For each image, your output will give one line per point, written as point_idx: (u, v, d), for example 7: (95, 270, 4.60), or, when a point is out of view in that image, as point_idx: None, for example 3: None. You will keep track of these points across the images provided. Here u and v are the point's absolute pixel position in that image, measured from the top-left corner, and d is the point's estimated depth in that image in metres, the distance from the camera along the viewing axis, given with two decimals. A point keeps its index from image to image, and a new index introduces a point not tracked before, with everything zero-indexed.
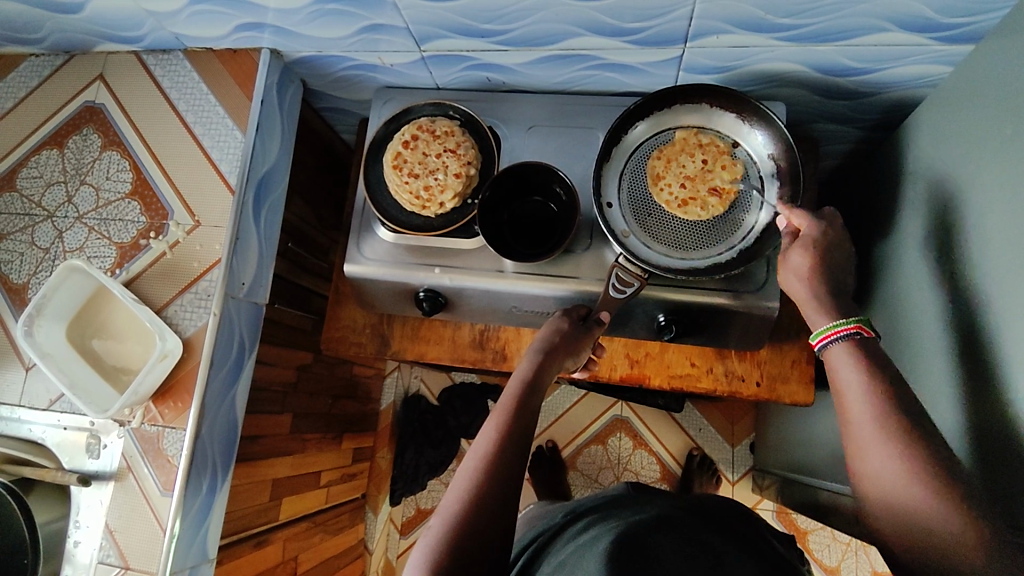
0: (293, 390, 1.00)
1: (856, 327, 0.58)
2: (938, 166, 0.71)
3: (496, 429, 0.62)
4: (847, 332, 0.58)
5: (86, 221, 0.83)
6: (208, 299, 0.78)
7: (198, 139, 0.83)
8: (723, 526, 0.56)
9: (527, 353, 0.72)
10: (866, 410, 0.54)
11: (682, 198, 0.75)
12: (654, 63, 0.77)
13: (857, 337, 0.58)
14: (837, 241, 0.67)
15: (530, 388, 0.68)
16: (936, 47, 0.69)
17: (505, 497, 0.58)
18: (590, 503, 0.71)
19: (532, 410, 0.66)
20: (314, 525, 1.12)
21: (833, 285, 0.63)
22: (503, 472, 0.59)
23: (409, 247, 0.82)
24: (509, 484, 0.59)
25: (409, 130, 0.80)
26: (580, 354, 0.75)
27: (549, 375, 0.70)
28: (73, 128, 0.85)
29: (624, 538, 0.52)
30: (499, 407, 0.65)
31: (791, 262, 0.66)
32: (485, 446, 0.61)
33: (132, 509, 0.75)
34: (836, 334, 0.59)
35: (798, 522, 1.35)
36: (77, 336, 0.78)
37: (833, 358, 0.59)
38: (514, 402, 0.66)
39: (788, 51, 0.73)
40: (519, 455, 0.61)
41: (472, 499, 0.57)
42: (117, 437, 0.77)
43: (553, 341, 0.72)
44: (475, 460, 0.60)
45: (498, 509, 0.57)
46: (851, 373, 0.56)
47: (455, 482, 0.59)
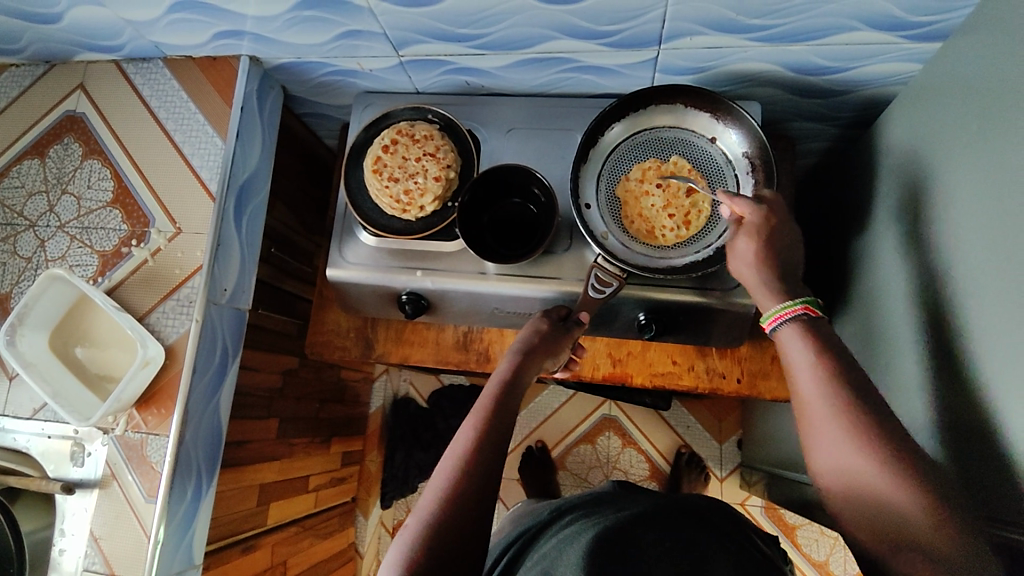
0: (279, 395, 1.01)
1: (805, 308, 0.60)
2: (910, 162, 0.72)
3: (474, 430, 0.63)
4: (793, 313, 0.60)
5: (68, 230, 0.83)
6: (190, 305, 0.78)
7: (179, 146, 0.83)
8: (703, 515, 0.57)
9: (507, 354, 0.73)
10: (812, 385, 0.56)
11: (638, 198, 0.77)
12: (629, 65, 0.78)
13: (803, 317, 0.60)
14: (789, 228, 0.66)
15: (510, 388, 0.68)
16: (907, 45, 0.70)
17: (483, 496, 0.58)
18: (575, 499, 0.72)
19: (511, 411, 0.67)
20: (303, 529, 1.12)
21: (781, 268, 0.63)
22: (481, 471, 0.59)
23: (391, 251, 0.83)
24: (488, 481, 0.59)
25: (388, 135, 0.81)
26: (560, 353, 0.75)
27: (529, 376, 0.71)
28: (54, 138, 0.86)
29: (605, 537, 0.53)
30: (477, 407, 0.66)
31: (739, 250, 0.66)
32: (462, 446, 0.61)
33: (116, 516, 0.75)
34: (793, 313, 0.60)
35: (786, 518, 1.36)
36: (60, 344, 0.78)
37: (783, 339, 0.61)
38: (493, 403, 0.66)
39: (761, 51, 0.74)
40: (498, 456, 0.62)
41: (449, 500, 0.57)
42: (100, 444, 0.77)
43: (533, 342, 0.73)
44: (454, 460, 0.60)
45: (476, 505, 0.57)
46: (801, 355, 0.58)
47: (432, 483, 0.59)
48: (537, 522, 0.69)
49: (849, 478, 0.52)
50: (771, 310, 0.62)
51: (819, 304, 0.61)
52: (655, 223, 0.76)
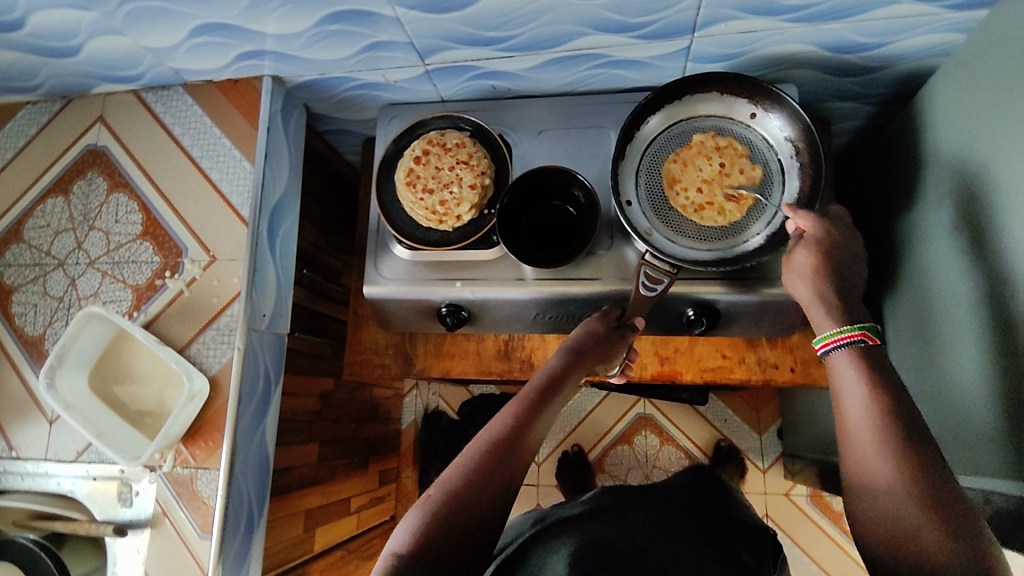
0: (318, 419, 0.99)
1: (855, 333, 0.60)
2: (961, 135, 0.70)
3: (509, 419, 0.61)
4: (851, 338, 0.60)
5: (99, 267, 0.81)
6: (231, 334, 0.76)
7: (206, 173, 0.81)
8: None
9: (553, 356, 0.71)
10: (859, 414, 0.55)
11: (701, 151, 0.75)
12: (661, 56, 0.76)
13: (860, 344, 0.59)
14: (850, 248, 0.68)
15: (550, 388, 0.67)
16: (950, 15, 0.68)
17: (513, 477, 0.56)
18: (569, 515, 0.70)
19: (547, 407, 0.65)
20: (348, 552, 1.10)
21: (838, 283, 0.64)
22: (511, 456, 0.57)
23: (427, 263, 0.81)
24: (517, 467, 0.57)
25: (419, 145, 0.79)
26: (612, 357, 0.73)
27: (571, 378, 0.69)
28: (77, 173, 0.84)
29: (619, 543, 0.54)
30: (519, 398, 0.64)
31: (796, 261, 0.67)
32: (498, 427, 0.60)
33: (170, 555, 0.73)
34: (841, 339, 0.60)
35: (834, 505, 1.34)
36: (99, 384, 0.76)
37: (835, 366, 0.60)
38: (531, 398, 0.64)
39: (797, 32, 0.72)
40: (528, 446, 0.60)
41: (474, 474, 0.55)
42: (149, 482, 0.75)
43: (585, 343, 0.71)
44: (482, 441, 0.59)
45: (502, 484, 0.55)
46: (852, 384, 0.57)
47: (456, 460, 0.57)
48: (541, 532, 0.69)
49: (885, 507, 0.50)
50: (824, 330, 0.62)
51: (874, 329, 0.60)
52: (682, 177, 0.75)
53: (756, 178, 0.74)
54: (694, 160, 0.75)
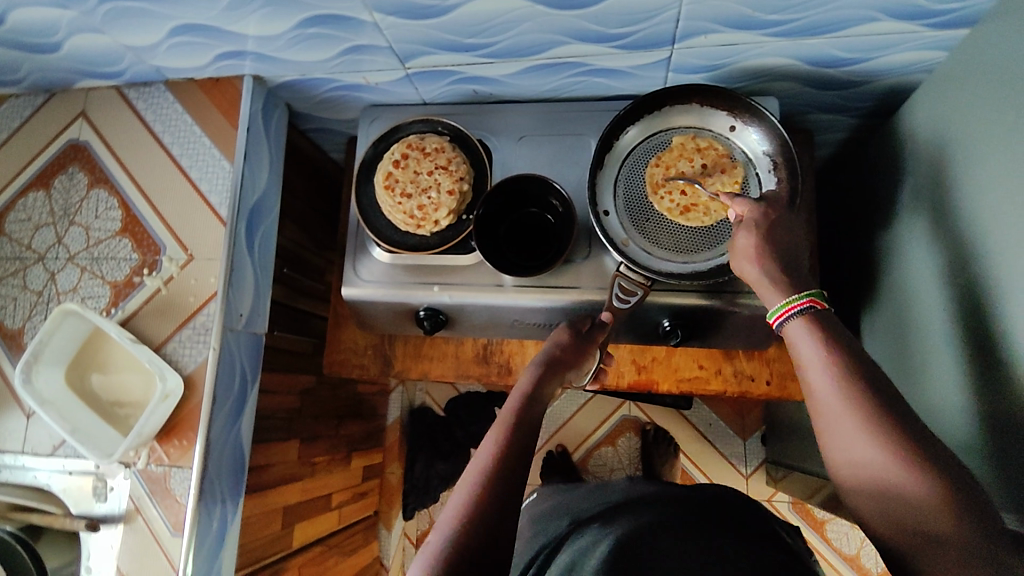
0: (298, 416, 0.99)
1: (808, 301, 0.57)
2: (939, 153, 0.70)
3: (496, 443, 0.58)
4: (801, 306, 0.56)
5: (78, 262, 0.82)
6: (207, 333, 0.77)
7: (186, 172, 0.81)
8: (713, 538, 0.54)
9: (527, 368, 0.69)
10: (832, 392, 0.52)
11: (683, 153, 0.75)
12: (642, 66, 0.76)
13: (812, 310, 0.56)
14: (792, 225, 0.64)
15: (530, 399, 0.64)
16: (929, 33, 0.68)
17: (510, 508, 0.53)
18: (591, 509, 0.68)
19: (533, 420, 0.62)
20: (328, 547, 1.11)
21: (785, 262, 0.60)
22: (505, 485, 0.54)
23: (406, 267, 0.82)
24: (515, 495, 0.54)
25: (399, 149, 0.79)
26: (582, 366, 0.73)
27: (549, 387, 0.67)
28: (58, 168, 0.84)
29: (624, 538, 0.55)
30: (501, 418, 0.61)
31: (739, 245, 0.62)
32: (486, 455, 0.56)
33: (142, 550, 0.74)
34: (793, 309, 0.57)
35: (813, 512, 1.34)
36: (76, 379, 0.76)
37: (792, 335, 0.57)
38: (513, 413, 0.62)
39: (777, 46, 0.72)
40: (523, 469, 0.56)
41: (474, 516, 0.51)
42: (123, 479, 0.76)
43: (557, 355, 0.70)
44: (476, 474, 0.54)
45: (503, 520, 0.52)
46: (815, 357, 0.54)
47: (451, 499, 0.53)
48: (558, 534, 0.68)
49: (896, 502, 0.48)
50: (774, 305, 0.59)
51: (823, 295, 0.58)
52: (666, 182, 0.75)
53: (737, 178, 0.74)
54: (677, 162, 0.75)
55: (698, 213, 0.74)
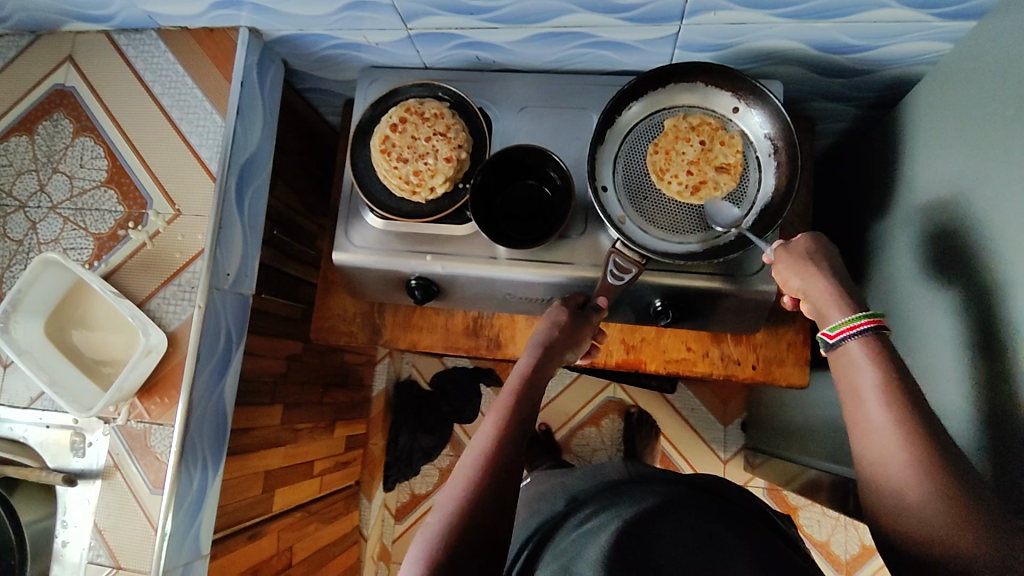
0: (283, 381, 0.98)
1: (873, 320, 0.57)
2: (941, 145, 0.70)
3: (494, 427, 0.60)
4: (868, 324, 0.57)
5: (61, 211, 0.79)
6: (192, 291, 0.75)
7: (176, 124, 0.79)
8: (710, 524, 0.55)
9: (526, 349, 0.70)
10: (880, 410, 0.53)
11: (678, 135, 0.74)
12: (649, 40, 0.75)
13: (877, 330, 0.57)
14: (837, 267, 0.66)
15: (531, 383, 0.66)
16: (939, 23, 0.67)
17: (504, 495, 0.55)
18: (589, 488, 0.69)
19: (532, 404, 0.64)
20: (308, 514, 1.11)
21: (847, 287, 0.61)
22: (501, 471, 0.57)
23: (399, 234, 0.80)
24: (509, 479, 0.57)
25: (396, 113, 0.77)
26: (580, 346, 0.72)
27: (550, 370, 0.69)
28: (43, 113, 0.81)
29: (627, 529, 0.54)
30: (499, 403, 0.63)
31: (796, 252, 0.64)
32: (486, 442, 0.59)
33: (120, 507, 0.73)
34: (856, 328, 0.57)
35: (788, 499, 1.37)
36: (56, 331, 0.75)
37: (849, 353, 0.57)
38: (513, 397, 0.64)
39: (786, 28, 0.71)
40: (519, 454, 0.59)
41: (470, 501, 0.54)
42: (102, 435, 0.75)
43: (554, 337, 0.70)
44: (474, 459, 0.57)
45: (496, 502, 0.55)
46: (867, 375, 0.55)
47: (452, 481, 0.57)
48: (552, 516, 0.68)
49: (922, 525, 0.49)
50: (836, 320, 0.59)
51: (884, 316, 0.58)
52: (668, 167, 0.74)
53: (737, 147, 0.74)
54: (674, 145, 0.74)
55: (712, 191, 0.73)
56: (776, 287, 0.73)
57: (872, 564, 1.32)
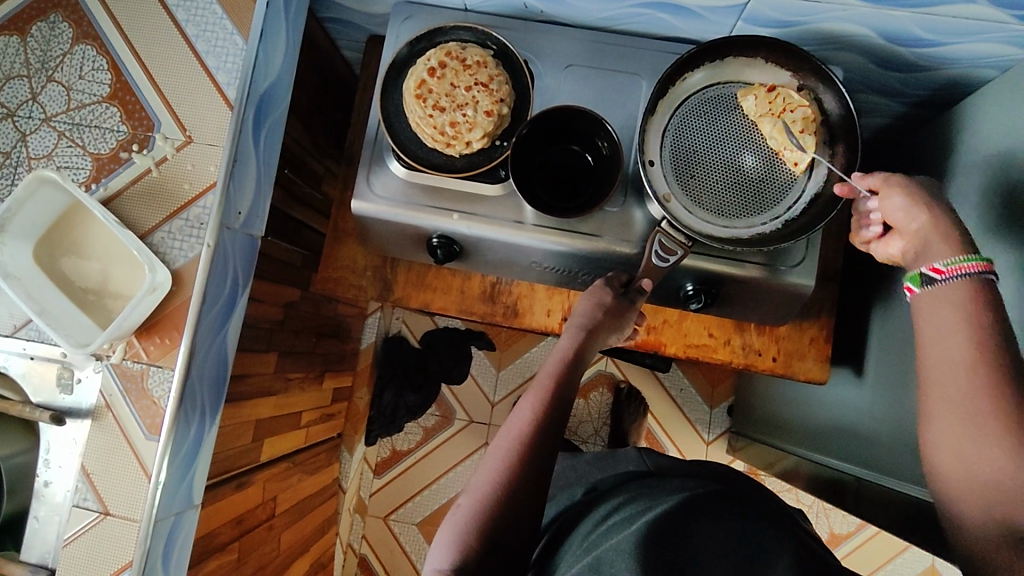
0: (279, 328, 0.94)
1: (976, 265, 0.53)
2: (998, 154, 0.68)
3: (533, 408, 0.58)
4: (969, 269, 0.53)
5: (56, 125, 0.72)
6: (201, 227, 0.70)
7: (191, 41, 0.72)
8: (741, 520, 0.54)
9: (568, 326, 0.67)
10: (957, 354, 0.51)
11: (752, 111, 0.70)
12: (714, 8, 0.70)
13: (979, 276, 0.53)
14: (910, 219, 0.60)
15: (573, 363, 0.63)
16: (1019, 26, 0.64)
17: (538, 479, 0.54)
18: (611, 480, 0.69)
19: (573, 385, 0.62)
20: (293, 465, 1.08)
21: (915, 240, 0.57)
22: (538, 455, 0.55)
23: (425, 187, 0.76)
24: (543, 462, 0.55)
25: (436, 55, 0.71)
26: (624, 325, 0.69)
27: (593, 350, 0.66)
28: (38, 12, 0.72)
29: (659, 519, 0.53)
30: (538, 383, 0.61)
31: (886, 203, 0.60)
32: (523, 424, 0.57)
33: (111, 451, 0.69)
34: (960, 268, 0.53)
35: (765, 483, 1.39)
36: (46, 256, 0.68)
37: (935, 297, 0.54)
38: (554, 377, 0.61)
39: (861, 12, 0.67)
40: (556, 438, 0.57)
41: (505, 486, 0.53)
42: (93, 371, 0.70)
43: (598, 316, 0.67)
44: (511, 441, 0.56)
45: (534, 487, 0.54)
46: (947, 320, 0.53)
47: (486, 462, 0.56)
48: (573, 508, 0.67)
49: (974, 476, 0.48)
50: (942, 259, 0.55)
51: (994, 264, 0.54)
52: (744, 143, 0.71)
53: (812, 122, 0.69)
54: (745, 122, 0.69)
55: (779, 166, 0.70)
56: (812, 282, 0.72)
57: (839, 551, 1.36)
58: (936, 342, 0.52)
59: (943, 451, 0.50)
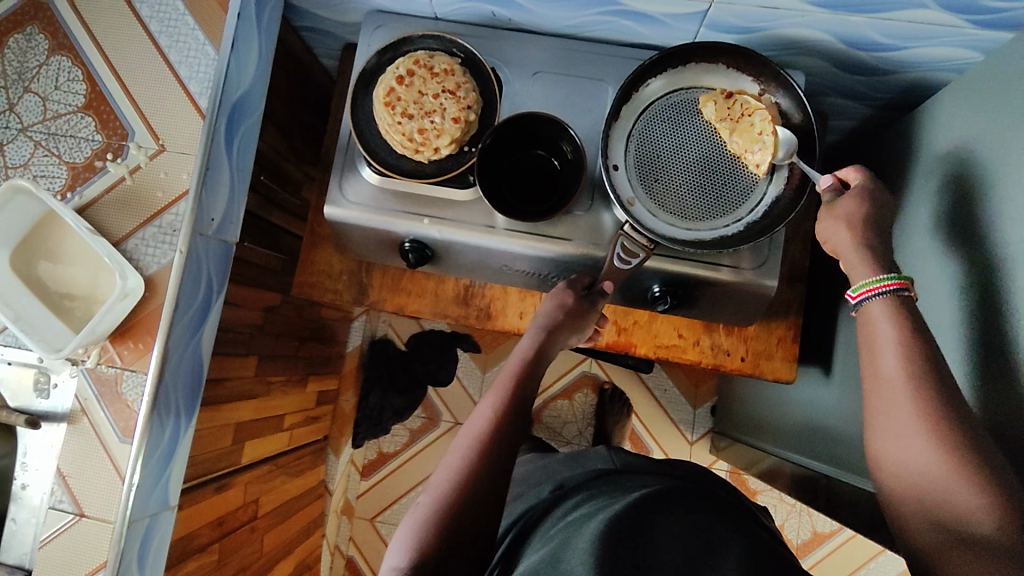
0: (259, 332, 0.95)
1: (895, 284, 0.57)
2: (954, 156, 0.69)
3: (493, 409, 0.61)
4: (888, 288, 0.57)
5: (32, 135, 0.73)
6: (173, 234, 0.71)
7: (164, 52, 0.73)
8: (700, 518, 0.55)
9: (529, 330, 0.71)
10: (895, 371, 0.54)
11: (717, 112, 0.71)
12: (676, 15, 0.72)
13: (898, 294, 0.57)
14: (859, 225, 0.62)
15: (532, 365, 0.67)
16: (972, 31, 0.66)
17: (495, 478, 0.56)
18: (578, 476, 0.70)
19: (531, 386, 0.65)
20: (275, 467, 1.10)
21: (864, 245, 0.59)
22: (496, 453, 0.57)
23: (396, 193, 0.77)
24: (500, 462, 0.57)
25: (404, 64, 0.72)
26: (584, 328, 0.72)
27: (551, 352, 0.70)
28: (15, 25, 0.74)
29: (620, 516, 0.54)
30: (498, 384, 0.64)
31: (841, 210, 0.63)
32: (482, 424, 0.60)
33: (86, 455, 0.70)
34: (875, 289, 0.57)
35: (748, 482, 1.40)
36: (23, 263, 0.70)
37: (871, 314, 0.57)
38: (513, 379, 0.65)
39: (819, 18, 0.68)
40: (515, 436, 0.60)
41: (463, 483, 0.55)
42: (69, 376, 0.71)
43: (558, 318, 0.70)
44: (471, 440, 0.59)
45: (493, 485, 0.56)
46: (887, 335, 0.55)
47: (447, 460, 0.58)
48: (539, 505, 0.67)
49: (917, 474, 0.50)
50: (860, 281, 0.59)
51: (913, 281, 0.58)
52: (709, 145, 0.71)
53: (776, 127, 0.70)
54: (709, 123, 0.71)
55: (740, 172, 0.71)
56: (775, 283, 0.73)
57: (819, 551, 1.38)
58: (876, 361, 0.55)
59: (890, 456, 0.52)
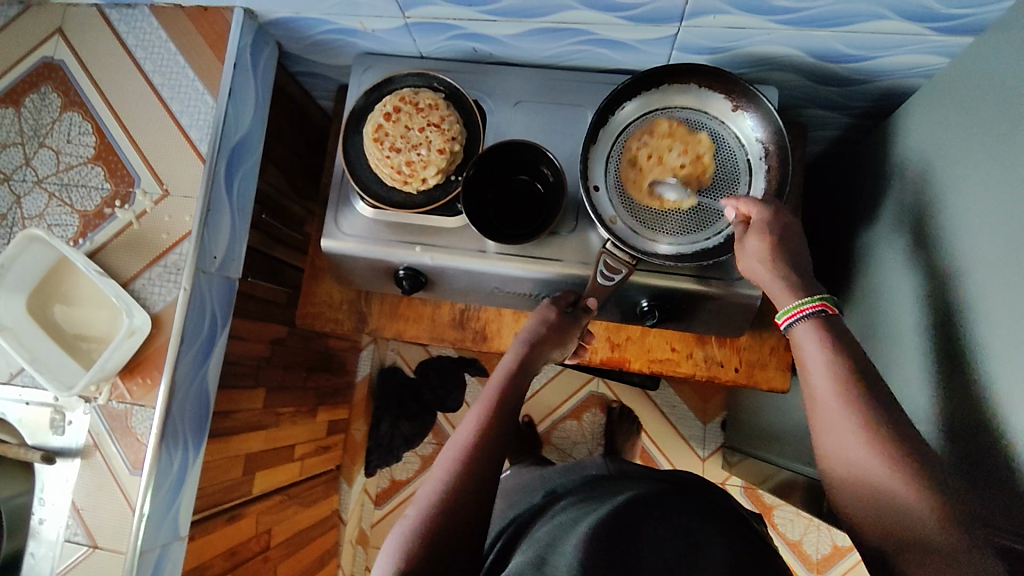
0: (266, 363, 0.98)
1: (817, 305, 0.58)
2: (926, 159, 0.70)
3: (477, 421, 0.62)
4: (813, 309, 0.58)
5: (46, 186, 0.78)
6: (178, 273, 0.75)
7: (167, 103, 0.78)
8: (688, 520, 0.56)
9: (513, 343, 0.72)
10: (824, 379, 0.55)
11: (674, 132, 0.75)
12: (647, 40, 0.75)
13: (822, 314, 0.58)
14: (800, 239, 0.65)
15: (515, 380, 0.68)
16: (935, 37, 0.68)
17: (483, 493, 0.57)
18: (569, 482, 0.71)
19: (516, 401, 0.66)
20: (287, 497, 1.11)
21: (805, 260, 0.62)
22: (481, 466, 0.59)
23: (389, 223, 0.80)
24: (488, 476, 0.58)
25: (391, 101, 0.76)
26: (568, 342, 0.73)
27: (535, 366, 0.71)
28: (30, 86, 0.80)
29: (605, 519, 0.55)
30: (483, 398, 0.65)
31: (750, 247, 0.64)
32: (466, 437, 0.61)
33: (99, 488, 0.73)
34: (802, 311, 0.58)
35: (764, 498, 1.39)
36: (39, 307, 0.74)
37: (798, 336, 0.59)
38: (497, 394, 0.66)
39: (784, 34, 0.71)
40: (500, 449, 0.61)
41: (448, 495, 0.56)
42: (82, 413, 0.74)
43: (541, 333, 0.71)
44: (455, 452, 0.60)
45: (479, 498, 0.57)
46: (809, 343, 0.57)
47: (433, 473, 0.59)
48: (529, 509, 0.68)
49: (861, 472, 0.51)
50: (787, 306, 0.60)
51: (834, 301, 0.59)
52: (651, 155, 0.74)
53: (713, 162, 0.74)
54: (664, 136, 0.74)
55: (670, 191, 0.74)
56: (760, 292, 0.74)
57: (840, 565, 1.35)
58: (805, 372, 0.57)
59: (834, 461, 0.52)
